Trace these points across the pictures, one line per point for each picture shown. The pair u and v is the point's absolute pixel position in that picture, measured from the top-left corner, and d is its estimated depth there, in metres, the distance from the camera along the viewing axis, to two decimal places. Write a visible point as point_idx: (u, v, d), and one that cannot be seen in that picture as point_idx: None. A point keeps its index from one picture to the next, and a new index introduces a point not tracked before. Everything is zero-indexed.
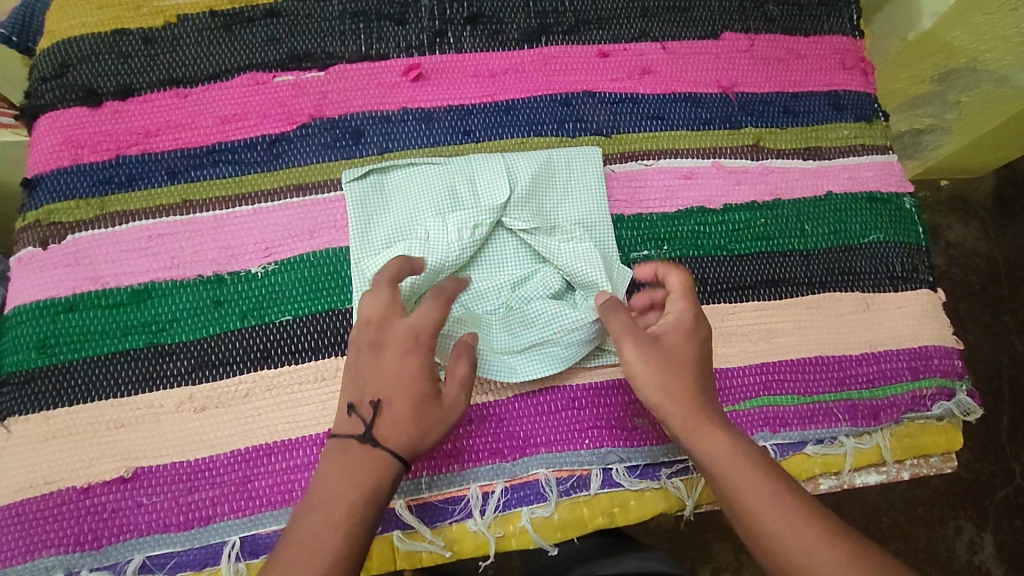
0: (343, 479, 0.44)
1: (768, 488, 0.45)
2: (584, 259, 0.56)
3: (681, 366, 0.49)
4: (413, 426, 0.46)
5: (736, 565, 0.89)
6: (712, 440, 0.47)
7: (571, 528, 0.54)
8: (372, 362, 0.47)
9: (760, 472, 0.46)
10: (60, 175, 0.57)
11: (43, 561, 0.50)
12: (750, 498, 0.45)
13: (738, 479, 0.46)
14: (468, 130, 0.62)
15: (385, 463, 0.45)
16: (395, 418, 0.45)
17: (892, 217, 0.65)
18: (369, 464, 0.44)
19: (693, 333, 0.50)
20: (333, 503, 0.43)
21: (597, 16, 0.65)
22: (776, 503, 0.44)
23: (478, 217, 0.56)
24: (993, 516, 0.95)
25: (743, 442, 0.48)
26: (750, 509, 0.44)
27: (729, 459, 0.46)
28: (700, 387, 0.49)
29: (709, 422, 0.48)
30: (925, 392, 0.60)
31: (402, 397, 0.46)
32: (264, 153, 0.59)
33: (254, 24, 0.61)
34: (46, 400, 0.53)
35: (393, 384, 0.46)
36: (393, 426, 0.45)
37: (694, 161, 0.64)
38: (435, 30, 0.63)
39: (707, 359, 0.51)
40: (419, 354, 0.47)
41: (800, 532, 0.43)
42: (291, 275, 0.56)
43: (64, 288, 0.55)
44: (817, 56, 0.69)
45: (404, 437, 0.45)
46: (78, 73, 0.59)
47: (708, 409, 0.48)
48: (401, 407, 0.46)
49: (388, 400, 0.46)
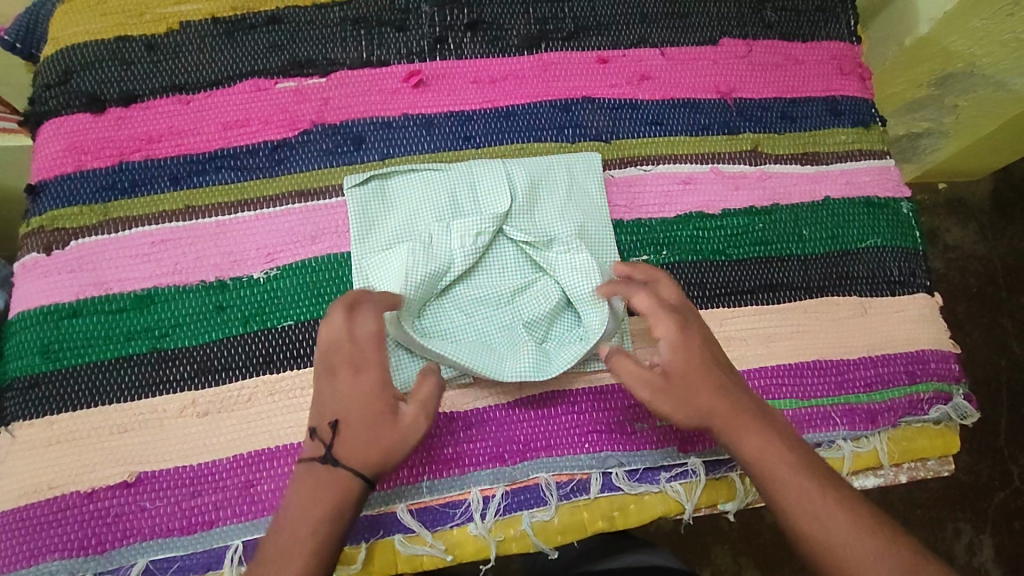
0: (308, 507, 0.44)
1: (805, 481, 0.46)
2: (581, 271, 0.56)
3: (694, 389, 0.49)
4: (374, 444, 0.46)
5: (735, 567, 0.89)
6: (748, 442, 0.48)
7: (570, 532, 0.55)
8: (328, 383, 0.47)
9: (795, 465, 0.46)
10: (63, 181, 0.58)
11: (47, 565, 0.50)
12: (791, 494, 0.45)
13: (780, 478, 0.46)
14: (468, 135, 0.62)
15: (348, 481, 0.45)
16: (352, 439, 0.46)
17: (890, 221, 0.66)
18: (332, 491, 0.45)
19: (691, 346, 0.50)
20: (299, 532, 0.44)
21: (597, 22, 0.66)
22: (812, 494, 0.45)
23: (482, 224, 0.57)
24: (992, 518, 0.95)
25: (776, 436, 0.48)
26: (792, 502, 0.45)
27: (768, 459, 0.47)
28: (722, 396, 0.49)
29: (742, 427, 0.48)
30: (923, 396, 0.61)
31: (357, 418, 0.46)
32: (267, 159, 0.60)
33: (256, 31, 0.62)
34: (51, 405, 0.53)
35: (351, 403, 0.46)
36: (353, 445, 0.45)
37: (693, 166, 0.64)
38: (435, 36, 0.63)
39: (716, 360, 0.51)
40: (372, 369, 0.47)
41: (833, 519, 0.44)
42: (293, 280, 0.57)
43: (68, 294, 0.55)
44: (815, 62, 0.69)
45: (366, 455, 0.45)
46: (82, 80, 0.60)
47: (737, 416, 0.48)
48: (359, 428, 0.46)
49: (345, 423, 0.46)
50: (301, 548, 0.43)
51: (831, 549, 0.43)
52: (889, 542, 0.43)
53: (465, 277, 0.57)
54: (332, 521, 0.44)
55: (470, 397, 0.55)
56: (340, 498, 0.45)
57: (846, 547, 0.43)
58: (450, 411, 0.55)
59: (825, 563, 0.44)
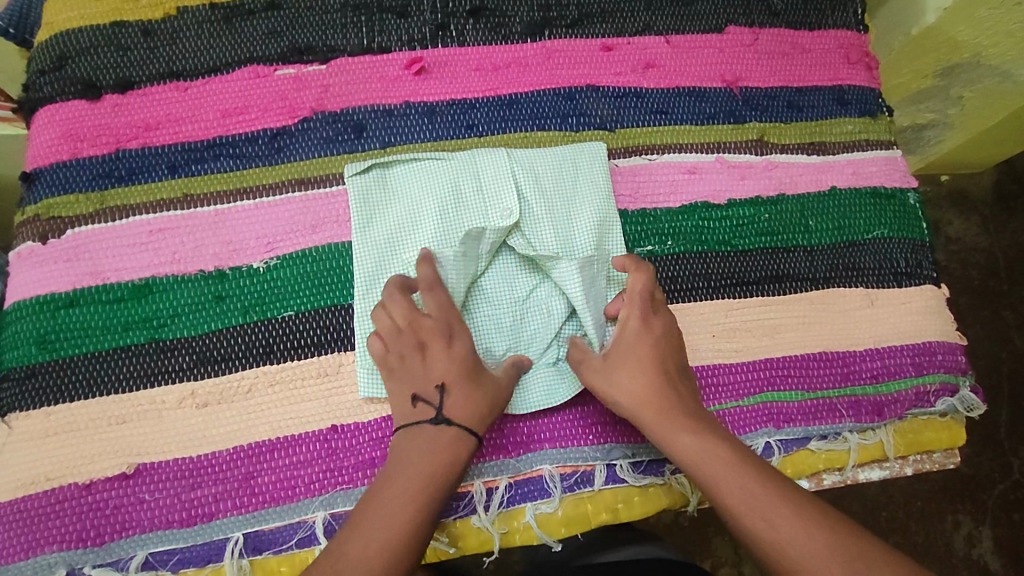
0: (394, 487, 0.46)
1: (746, 483, 0.46)
2: (584, 280, 0.55)
3: (639, 378, 0.51)
4: (478, 401, 0.50)
5: (736, 559, 0.89)
6: (682, 441, 0.49)
7: (575, 524, 0.54)
8: (433, 350, 0.51)
9: (738, 466, 0.47)
10: (60, 169, 0.57)
11: (45, 558, 0.50)
12: (732, 495, 0.46)
13: (712, 475, 0.47)
14: (471, 123, 0.61)
15: (456, 441, 0.48)
16: (461, 397, 0.50)
17: (897, 212, 0.65)
18: (417, 468, 0.47)
19: (647, 341, 0.52)
20: (380, 515, 0.45)
21: (600, 9, 0.65)
22: (755, 493, 0.45)
23: (479, 236, 0.55)
24: (992, 510, 0.95)
25: (716, 441, 0.48)
26: (733, 505, 0.45)
27: (703, 459, 0.48)
28: (666, 394, 0.50)
29: (679, 428, 0.49)
30: (930, 388, 0.60)
31: (462, 379, 0.50)
32: (266, 147, 0.59)
33: (255, 17, 0.61)
34: (47, 396, 0.52)
35: (450, 369, 0.50)
36: (458, 405, 0.49)
37: (698, 156, 0.63)
38: (438, 23, 0.62)
39: (672, 359, 0.52)
40: (459, 338, 0.51)
41: (777, 516, 0.44)
42: (293, 270, 0.56)
43: (64, 283, 0.54)
44: (822, 50, 0.68)
45: (472, 414, 0.49)
46: (77, 66, 0.59)
47: (676, 415, 0.50)
48: (464, 388, 0.50)
49: (454, 384, 0.50)
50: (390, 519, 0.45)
51: (789, 557, 0.43)
52: (844, 547, 0.42)
53: (472, 285, 0.56)
54: (417, 498, 0.46)
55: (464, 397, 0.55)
56: (425, 475, 0.47)
57: (796, 547, 0.43)
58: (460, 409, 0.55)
59: (781, 568, 0.43)
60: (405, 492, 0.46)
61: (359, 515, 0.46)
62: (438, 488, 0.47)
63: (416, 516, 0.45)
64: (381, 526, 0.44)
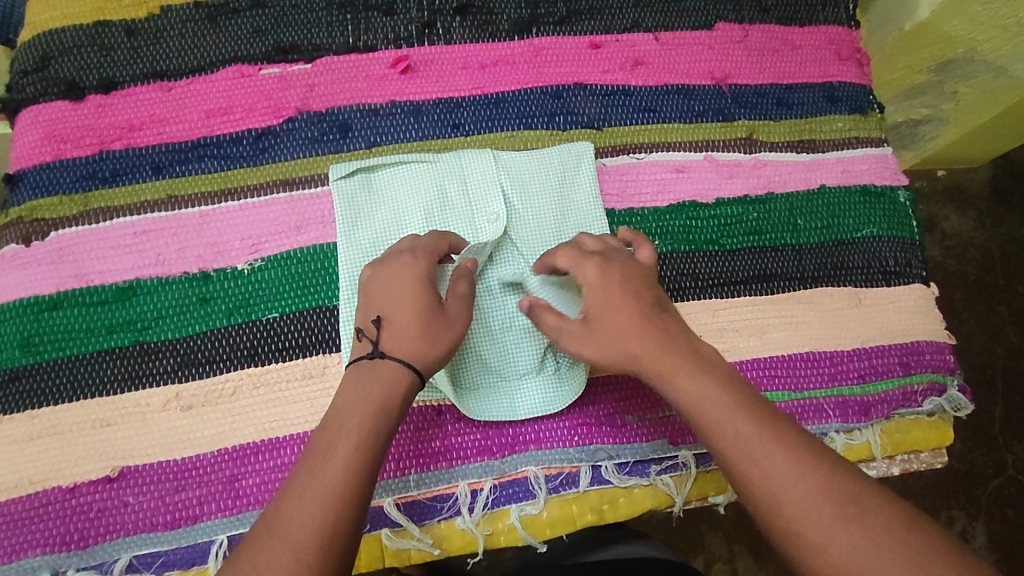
0: (329, 452, 0.42)
1: (751, 426, 0.43)
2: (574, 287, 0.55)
3: (616, 332, 0.47)
4: (421, 339, 0.47)
5: (729, 554, 0.89)
6: (679, 385, 0.45)
7: (560, 525, 0.54)
8: (391, 282, 0.49)
9: (716, 393, 0.44)
10: (42, 171, 0.57)
11: (29, 561, 0.50)
12: (736, 439, 0.42)
13: (700, 404, 0.44)
14: (457, 123, 0.61)
15: (388, 390, 0.44)
16: (398, 333, 0.47)
17: (887, 210, 0.65)
18: (336, 466, 0.41)
19: (612, 287, 0.48)
20: (305, 501, 0.40)
21: (589, 6, 0.64)
22: (741, 422, 0.43)
23: (479, 249, 0.55)
24: (985, 506, 0.95)
25: (699, 368, 0.46)
26: (740, 454, 0.42)
27: (697, 397, 0.44)
28: (644, 331, 0.47)
29: (667, 361, 0.46)
30: (917, 388, 0.60)
31: (404, 314, 0.47)
32: (250, 147, 0.58)
33: (238, 15, 0.60)
34: (32, 399, 0.53)
35: (397, 303, 0.48)
36: (398, 338, 0.46)
37: (687, 154, 0.63)
38: (423, 21, 0.62)
39: (646, 297, 0.49)
40: (426, 272, 0.49)
41: (750, 440, 0.42)
42: (278, 272, 0.56)
43: (48, 286, 0.54)
44: (812, 46, 0.68)
45: (408, 352, 0.46)
46: (60, 66, 0.58)
47: (663, 350, 0.46)
48: (404, 326, 0.47)
49: (395, 319, 0.47)
50: (323, 482, 0.41)
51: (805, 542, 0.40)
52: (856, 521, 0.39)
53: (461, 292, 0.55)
54: (317, 542, 0.39)
55: (440, 395, 0.54)
56: (339, 488, 0.41)
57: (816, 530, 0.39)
58: (437, 405, 0.54)
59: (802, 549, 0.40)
60: (335, 458, 0.42)
61: (251, 558, 0.39)
62: (346, 523, 0.40)
63: (346, 484, 0.41)
64: (307, 513, 0.40)
